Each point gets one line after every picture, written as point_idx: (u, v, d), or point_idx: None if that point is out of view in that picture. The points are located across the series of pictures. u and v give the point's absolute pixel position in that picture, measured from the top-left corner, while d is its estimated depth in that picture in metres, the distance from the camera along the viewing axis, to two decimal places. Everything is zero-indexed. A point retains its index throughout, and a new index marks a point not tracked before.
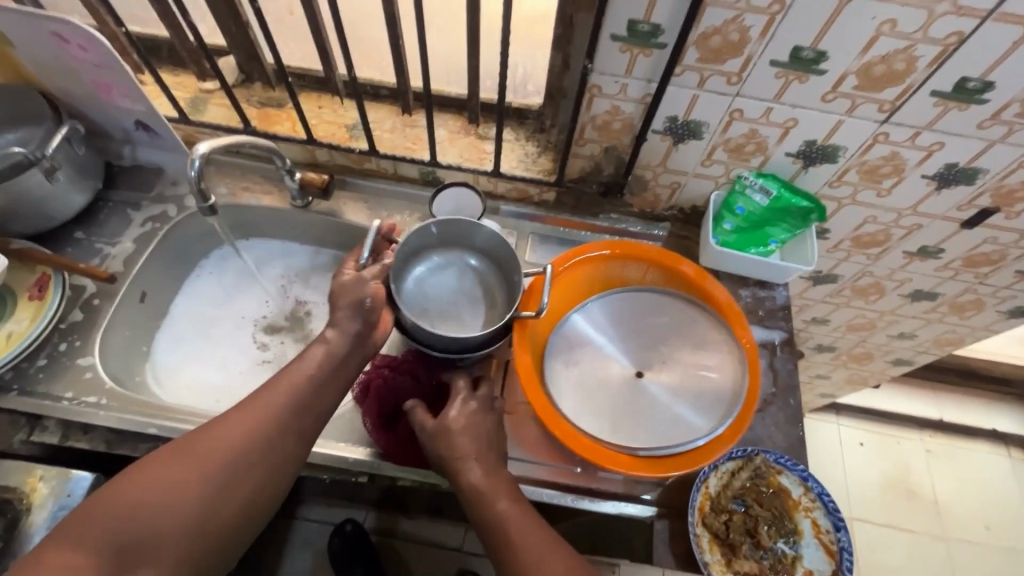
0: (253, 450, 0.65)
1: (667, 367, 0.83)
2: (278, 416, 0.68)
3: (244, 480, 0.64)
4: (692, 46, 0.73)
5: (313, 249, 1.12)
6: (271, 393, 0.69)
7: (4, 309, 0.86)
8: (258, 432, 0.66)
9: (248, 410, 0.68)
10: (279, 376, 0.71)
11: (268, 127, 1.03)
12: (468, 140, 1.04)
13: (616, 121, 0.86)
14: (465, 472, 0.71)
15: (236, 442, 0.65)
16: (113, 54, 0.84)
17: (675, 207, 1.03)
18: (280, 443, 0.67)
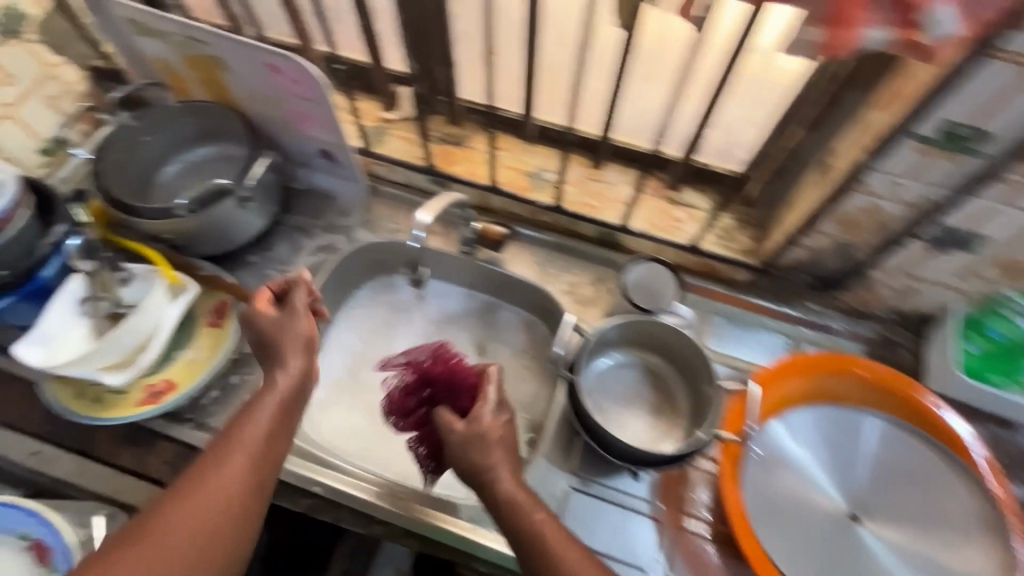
0: (231, 506, 0.55)
1: (895, 519, 0.73)
2: (251, 456, 0.58)
3: (225, 540, 0.54)
4: (1019, 159, 0.59)
5: (465, 292, 1.03)
6: (243, 432, 0.59)
7: (183, 334, 0.86)
8: (219, 507, 0.55)
9: (223, 455, 0.57)
10: (242, 419, 0.60)
11: (448, 166, 0.99)
12: (659, 204, 0.94)
13: (869, 220, 0.73)
14: (522, 514, 0.60)
15: (210, 503, 0.54)
16: (324, 88, 0.81)
17: (893, 310, 0.88)
18: (255, 487, 0.58)
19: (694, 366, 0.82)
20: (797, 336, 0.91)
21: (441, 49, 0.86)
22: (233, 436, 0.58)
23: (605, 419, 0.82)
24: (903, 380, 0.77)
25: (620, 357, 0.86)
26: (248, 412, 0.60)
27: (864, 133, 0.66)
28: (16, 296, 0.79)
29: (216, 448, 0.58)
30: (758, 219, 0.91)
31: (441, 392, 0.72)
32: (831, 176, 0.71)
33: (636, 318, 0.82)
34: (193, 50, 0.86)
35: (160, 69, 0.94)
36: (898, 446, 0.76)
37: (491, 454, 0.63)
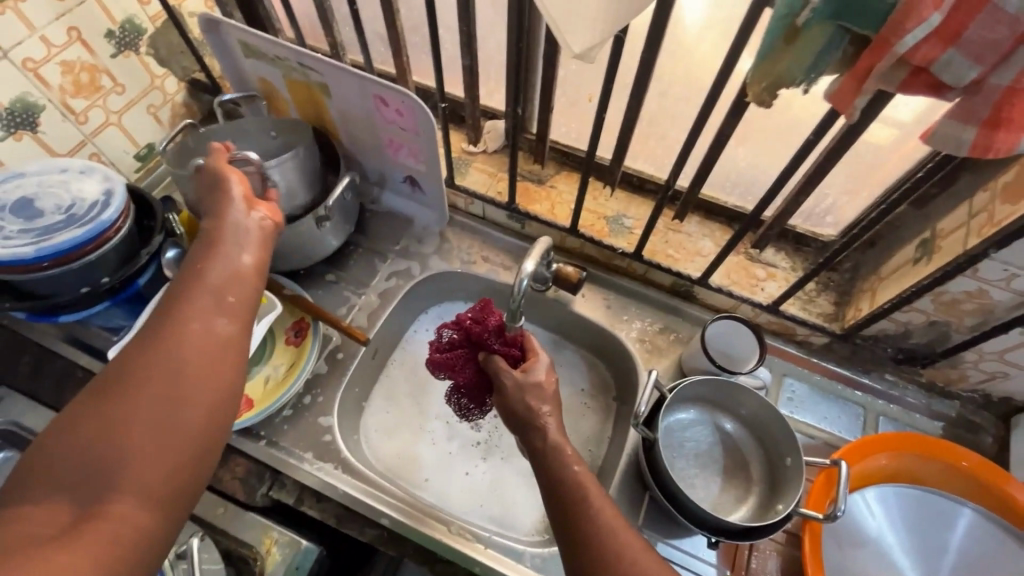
0: (211, 339, 0.53)
1: None
2: (220, 294, 0.56)
3: (220, 367, 0.53)
4: None
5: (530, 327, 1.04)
6: (206, 272, 0.57)
7: (262, 351, 0.88)
8: (194, 336, 0.53)
9: (187, 293, 0.55)
10: (200, 262, 0.58)
11: (528, 204, 1.00)
12: (736, 260, 0.94)
13: (971, 303, 0.72)
14: (562, 474, 0.61)
15: (189, 336, 0.52)
16: (429, 121, 0.84)
17: (977, 391, 0.86)
18: (230, 316, 0.56)
19: (773, 435, 0.81)
20: (870, 407, 0.90)
21: (539, 92, 0.87)
22: (192, 274, 0.56)
23: (677, 477, 0.81)
24: (997, 472, 0.74)
25: (694, 415, 0.86)
26: (205, 255, 0.59)
27: (982, 220, 0.65)
28: (111, 302, 0.82)
29: (183, 293, 0.56)
30: (840, 284, 0.91)
31: (474, 343, 0.74)
32: (939, 256, 0.71)
33: (723, 380, 0.82)
34: (301, 76, 0.89)
35: (260, 88, 0.96)
36: (986, 541, 0.74)
37: (536, 406, 0.66)
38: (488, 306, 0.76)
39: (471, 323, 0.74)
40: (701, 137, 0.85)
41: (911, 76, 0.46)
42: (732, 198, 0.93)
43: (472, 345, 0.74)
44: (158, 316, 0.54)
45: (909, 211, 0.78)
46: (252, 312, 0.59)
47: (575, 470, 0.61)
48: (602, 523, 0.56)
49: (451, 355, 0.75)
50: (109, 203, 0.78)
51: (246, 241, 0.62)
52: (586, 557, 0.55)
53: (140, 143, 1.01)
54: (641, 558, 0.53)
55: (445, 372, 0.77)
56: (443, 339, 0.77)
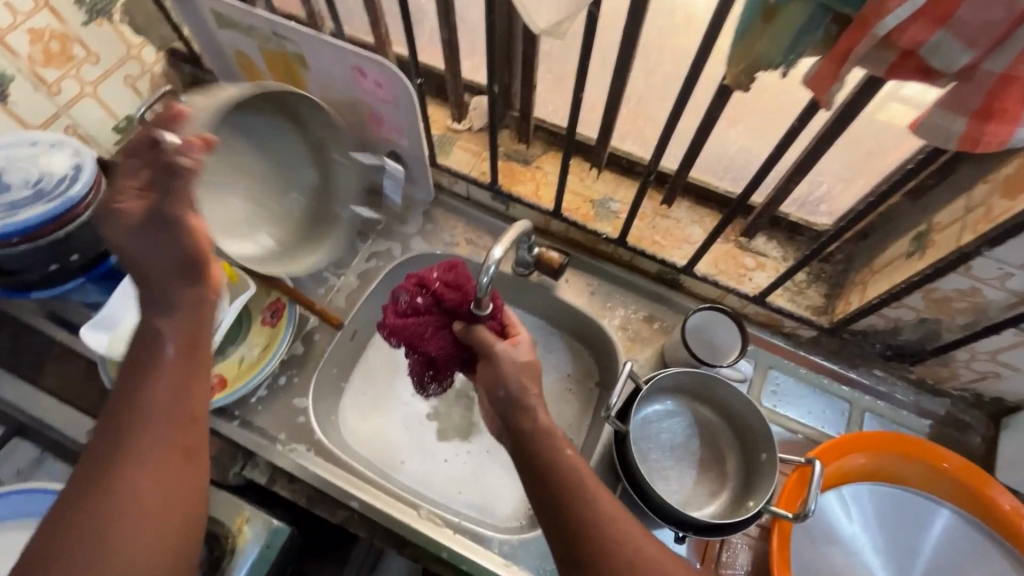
0: (164, 464, 0.53)
1: None
2: (164, 412, 0.54)
3: (182, 495, 0.53)
4: None
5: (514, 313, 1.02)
6: (145, 398, 0.54)
7: (239, 331, 0.87)
8: (148, 473, 0.51)
9: (132, 415, 0.53)
10: (134, 388, 0.54)
11: (511, 185, 0.96)
12: (726, 248, 0.91)
13: (964, 301, 0.68)
14: (556, 464, 0.58)
15: (141, 470, 0.51)
16: (408, 94, 0.79)
17: (968, 390, 0.83)
18: (183, 433, 0.55)
19: (750, 429, 0.79)
20: (857, 403, 0.87)
21: (522, 67, 0.83)
22: (130, 404, 0.53)
23: (650, 470, 0.80)
24: (979, 475, 0.71)
25: (671, 407, 0.84)
26: (138, 370, 0.55)
27: (978, 215, 0.61)
28: (84, 279, 0.81)
29: (125, 424, 0.53)
30: (832, 276, 0.88)
31: (447, 309, 0.70)
32: (933, 251, 0.67)
33: (698, 371, 0.80)
34: (277, 46, 0.85)
35: (236, 59, 0.93)
36: (962, 544, 0.72)
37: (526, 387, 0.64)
38: (456, 268, 0.72)
39: (442, 284, 0.70)
40: (690, 118, 0.81)
41: (900, 59, 0.42)
42: (723, 183, 0.89)
43: (444, 311, 0.70)
44: (100, 455, 0.52)
45: (905, 202, 0.74)
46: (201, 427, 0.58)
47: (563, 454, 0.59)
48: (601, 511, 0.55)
49: (416, 320, 0.69)
50: (77, 178, 0.76)
51: (192, 341, 0.58)
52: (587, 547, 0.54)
53: (118, 115, 0.99)
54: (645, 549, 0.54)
55: (403, 339, 0.70)
56: (401, 302, 0.71)
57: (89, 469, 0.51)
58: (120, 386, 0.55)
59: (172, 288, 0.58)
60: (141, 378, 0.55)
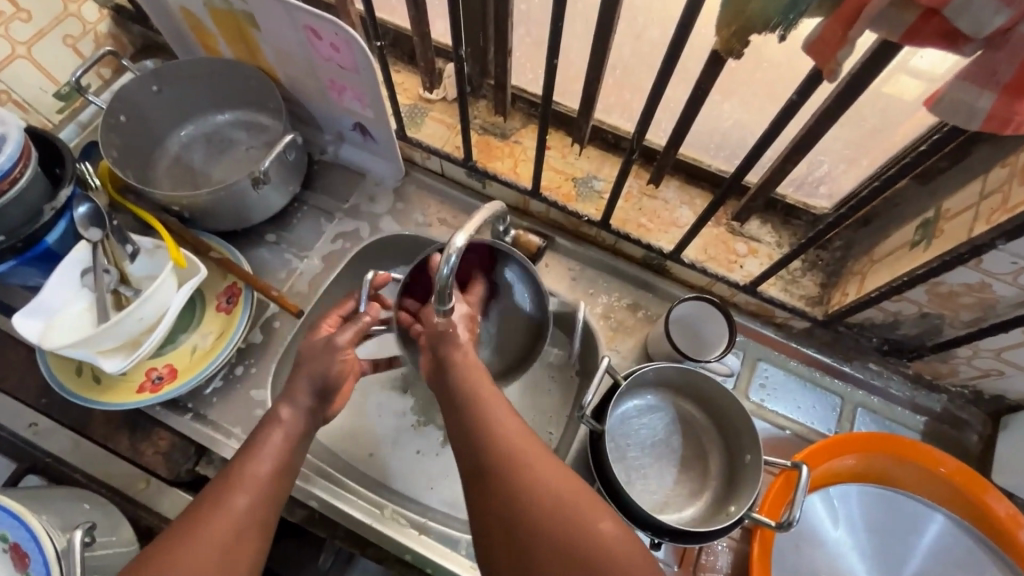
0: (239, 538, 0.53)
1: None
2: (262, 494, 0.56)
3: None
4: None
5: None
6: (251, 466, 0.57)
7: (192, 318, 0.81)
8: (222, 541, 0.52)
9: (233, 483, 0.55)
10: (240, 456, 0.58)
11: (487, 161, 0.89)
12: (716, 232, 0.84)
13: (970, 295, 0.63)
14: (498, 432, 0.56)
15: (220, 537, 0.52)
16: (368, 59, 0.71)
17: (967, 386, 0.78)
18: (264, 518, 0.55)
19: (734, 427, 0.75)
20: (849, 398, 0.82)
21: (496, 29, 0.75)
22: (233, 472, 0.56)
23: (626, 468, 0.75)
24: (975, 479, 0.67)
25: (652, 402, 0.79)
26: (250, 448, 0.59)
27: (994, 203, 0.55)
28: (17, 261, 0.74)
29: (216, 490, 0.55)
30: (828, 264, 0.82)
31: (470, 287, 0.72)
32: (940, 242, 0.61)
33: (682, 367, 0.75)
34: (223, 3, 0.76)
35: (183, 18, 0.84)
36: (951, 550, 0.69)
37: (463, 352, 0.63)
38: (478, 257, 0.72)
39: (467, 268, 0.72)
40: (679, 89, 0.74)
41: (921, 20, 0.35)
42: (716, 161, 0.82)
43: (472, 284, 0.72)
44: (191, 510, 0.54)
45: (912, 185, 0.67)
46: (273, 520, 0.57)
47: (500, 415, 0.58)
48: (534, 473, 0.53)
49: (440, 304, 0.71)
50: (1, 150, 0.68)
51: (289, 444, 0.60)
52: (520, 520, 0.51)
53: (59, 80, 0.91)
54: (586, 509, 0.51)
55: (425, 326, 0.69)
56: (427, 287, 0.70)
57: (180, 525, 0.53)
58: (235, 460, 0.58)
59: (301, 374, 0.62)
60: (251, 453, 0.58)
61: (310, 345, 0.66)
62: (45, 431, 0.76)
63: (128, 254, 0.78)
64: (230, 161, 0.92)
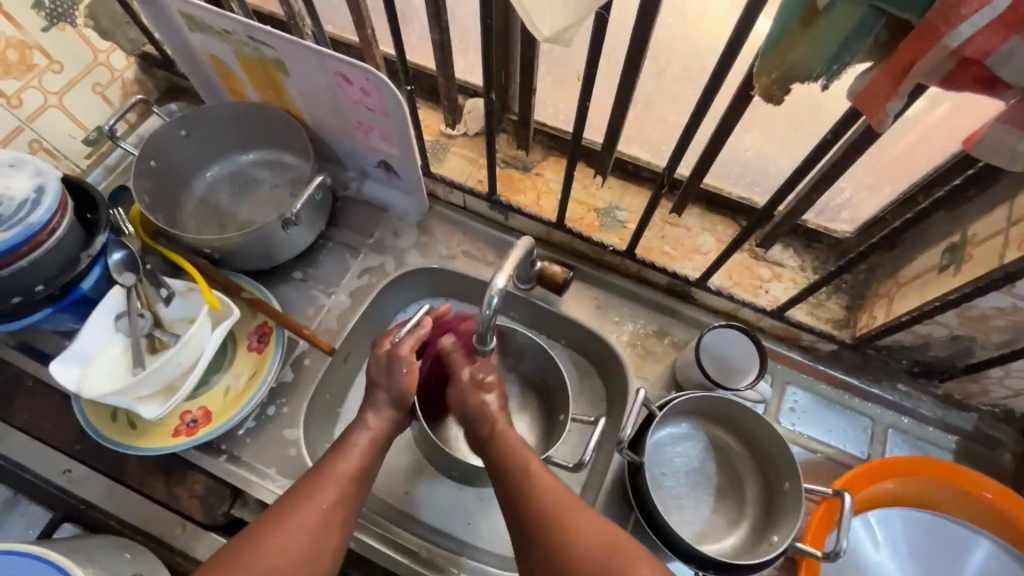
0: (317, 533, 0.56)
1: None
2: (346, 488, 0.59)
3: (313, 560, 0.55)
4: None
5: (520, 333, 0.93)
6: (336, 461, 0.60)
7: (223, 359, 0.81)
8: (315, 530, 0.56)
9: (324, 480, 0.59)
10: (327, 456, 0.61)
11: (510, 194, 0.91)
12: (740, 259, 0.85)
13: (1002, 319, 0.63)
14: (536, 492, 0.57)
15: (309, 524, 0.56)
16: (397, 101, 0.73)
17: (997, 405, 0.78)
18: (348, 508, 0.59)
19: (769, 454, 0.75)
20: (880, 420, 0.82)
21: (520, 69, 0.77)
22: (317, 470, 0.60)
23: (667, 502, 0.75)
24: (1016, 501, 0.67)
25: (686, 430, 0.79)
26: (337, 449, 0.62)
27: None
28: (53, 308, 0.74)
29: (308, 480, 0.59)
30: (852, 286, 0.83)
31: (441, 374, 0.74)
32: (970, 267, 0.62)
33: (715, 396, 0.75)
34: (254, 51, 0.78)
35: (211, 64, 0.86)
36: (994, 570, 0.69)
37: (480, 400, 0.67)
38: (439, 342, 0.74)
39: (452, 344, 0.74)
40: (701, 123, 0.77)
41: (960, 68, 0.36)
42: (737, 189, 0.84)
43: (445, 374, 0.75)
44: (287, 495, 0.58)
45: (938, 211, 0.68)
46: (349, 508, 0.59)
47: (533, 467, 0.59)
48: (574, 528, 0.54)
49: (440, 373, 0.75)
50: (40, 201, 0.69)
51: (370, 451, 0.63)
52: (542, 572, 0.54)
53: (88, 126, 0.92)
54: (627, 557, 0.52)
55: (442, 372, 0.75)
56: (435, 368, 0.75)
57: (275, 510, 0.57)
58: (323, 459, 0.61)
59: (381, 397, 0.65)
60: (342, 451, 0.62)
61: (376, 358, 0.67)
62: (79, 477, 0.76)
63: (158, 300, 0.79)
64: (254, 201, 0.93)
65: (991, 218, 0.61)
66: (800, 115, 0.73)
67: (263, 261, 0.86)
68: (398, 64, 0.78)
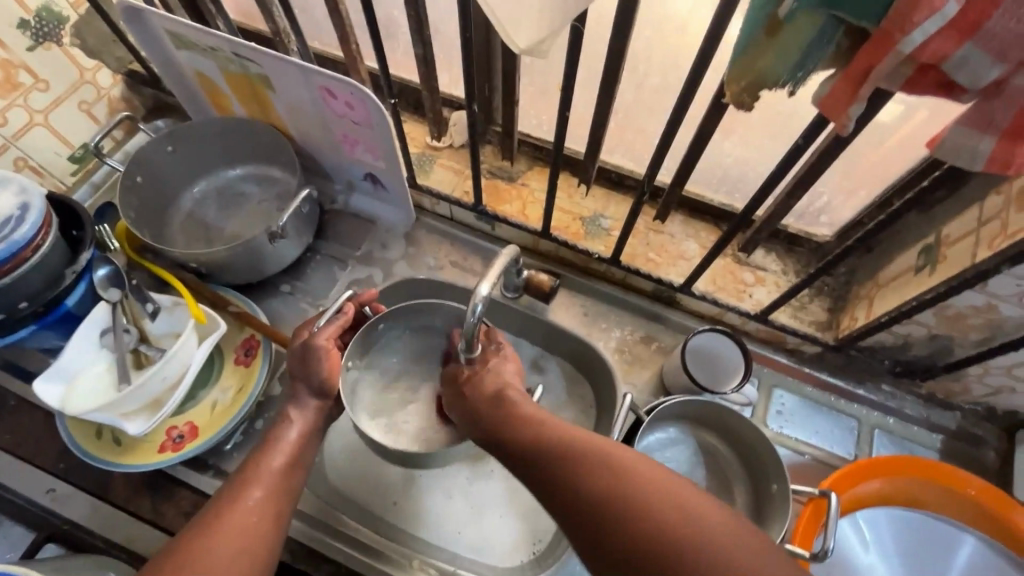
0: (258, 528, 0.55)
1: None
2: (274, 486, 0.59)
3: (256, 556, 0.54)
4: None
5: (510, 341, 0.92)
6: (262, 459, 0.61)
7: (211, 373, 0.81)
8: (251, 527, 0.55)
9: (250, 479, 0.59)
10: (254, 456, 0.61)
11: (496, 204, 0.92)
12: (723, 264, 0.87)
13: (978, 317, 0.65)
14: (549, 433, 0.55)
15: (242, 521, 0.55)
16: (381, 114, 0.74)
17: (980, 403, 0.80)
18: (283, 501, 0.59)
19: (756, 456, 0.75)
20: (866, 421, 0.83)
21: (502, 81, 0.79)
22: (248, 467, 0.60)
23: None
24: (1001, 498, 0.68)
25: (674, 434, 0.80)
26: (264, 445, 0.62)
27: (994, 229, 0.57)
28: (37, 326, 0.74)
29: (238, 480, 0.59)
30: (834, 289, 0.84)
31: None
32: (944, 267, 0.63)
33: (701, 400, 0.75)
34: (239, 67, 0.79)
35: (197, 81, 0.87)
36: (982, 569, 0.69)
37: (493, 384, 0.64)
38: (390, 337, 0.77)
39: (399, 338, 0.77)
40: (681, 132, 0.78)
41: (918, 73, 0.38)
42: (719, 196, 0.85)
43: None
44: (223, 496, 0.57)
45: (912, 213, 0.70)
46: (286, 499, 0.59)
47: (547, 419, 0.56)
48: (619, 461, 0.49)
49: None
50: (24, 219, 0.69)
51: (302, 441, 0.64)
52: (611, 506, 0.46)
53: (74, 144, 0.93)
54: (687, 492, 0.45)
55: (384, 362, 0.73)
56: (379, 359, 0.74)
57: (206, 512, 0.56)
58: (250, 458, 0.61)
59: (301, 390, 0.66)
60: (267, 448, 0.62)
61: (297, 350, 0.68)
62: (63, 496, 0.75)
63: (144, 316, 0.78)
64: (241, 215, 0.93)
65: (964, 218, 0.62)
66: (775, 122, 0.75)
67: (251, 274, 0.86)
68: (382, 77, 0.79)
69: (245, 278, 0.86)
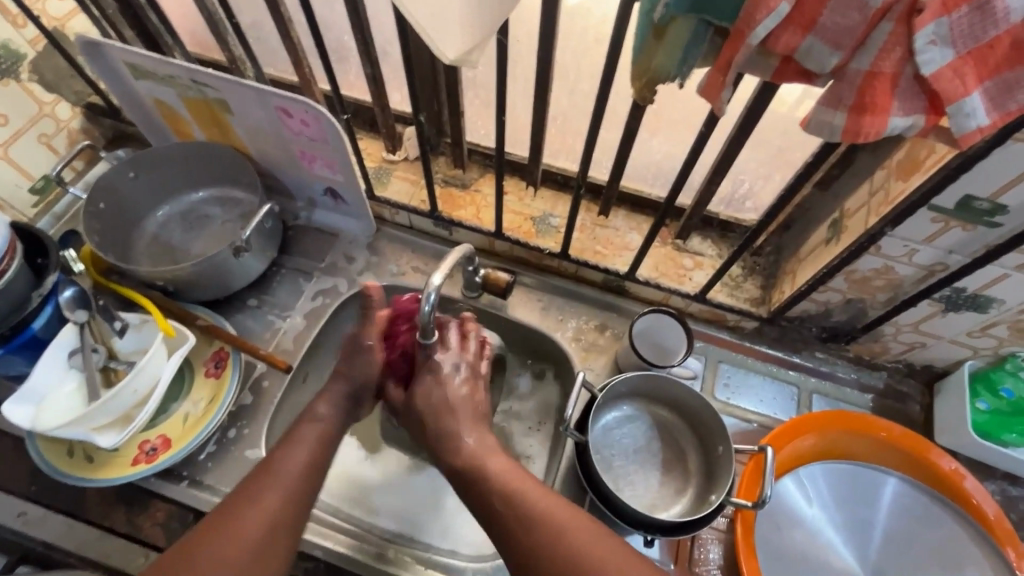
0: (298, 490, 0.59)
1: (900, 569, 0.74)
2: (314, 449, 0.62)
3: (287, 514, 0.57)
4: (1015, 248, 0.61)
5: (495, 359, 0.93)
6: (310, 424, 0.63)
7: (182, 386, 0.83)
8: (291, 487, 0.58)
9: (295, 440, 0.62)
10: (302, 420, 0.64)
11: (452, 210, 0.97)
12: (665, 251, 0.94)
13: (880, 279, 0.74)
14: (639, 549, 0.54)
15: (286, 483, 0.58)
16: (335, 129, 0.79)
17: (901, 360, 0.88)
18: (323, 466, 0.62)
19: (704, 424, 0.81)
20: (804, 386, 0.90)
21: (448, 95, 0.85)
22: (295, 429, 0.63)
23: (617, 481, 0.80)
24: (916, 440, 0.76)
25: (629, 411, 0.85)
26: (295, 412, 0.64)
27: (880, 198, 0.66)
28: (4, 349, 0.75)
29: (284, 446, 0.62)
30: (765, 268, 0.92)
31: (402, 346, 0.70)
32: (847, 236, 0.71)
33: (650, 374, 0.81)
34: (197, 93, 0.83)
35: (157, 108, 0.91)
36: (907, 506, 0.77)
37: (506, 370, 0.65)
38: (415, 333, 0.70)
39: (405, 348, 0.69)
40: (613, 133, 0.86)
41: (781, 63, 0.46)
42: (653, 189, 0.93)
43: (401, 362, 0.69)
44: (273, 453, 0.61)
45: (819, 192, 0.79)
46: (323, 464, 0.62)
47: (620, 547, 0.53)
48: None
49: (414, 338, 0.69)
50: None
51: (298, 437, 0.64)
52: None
53: (34, 176, 0.95)
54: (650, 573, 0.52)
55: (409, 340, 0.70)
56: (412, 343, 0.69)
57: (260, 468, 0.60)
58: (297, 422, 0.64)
59: None
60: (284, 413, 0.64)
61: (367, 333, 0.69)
62: (37, 518, 0.76)
63: (112, 334, 0.81)
64: (205, 236, 0.96)
65: (859, 192, 0.71)
66: (694, 120, 0.83)
67: (218, 289, 0.89)
68: (334, 96, 0.85)
69: (211, 293, 0.89)
